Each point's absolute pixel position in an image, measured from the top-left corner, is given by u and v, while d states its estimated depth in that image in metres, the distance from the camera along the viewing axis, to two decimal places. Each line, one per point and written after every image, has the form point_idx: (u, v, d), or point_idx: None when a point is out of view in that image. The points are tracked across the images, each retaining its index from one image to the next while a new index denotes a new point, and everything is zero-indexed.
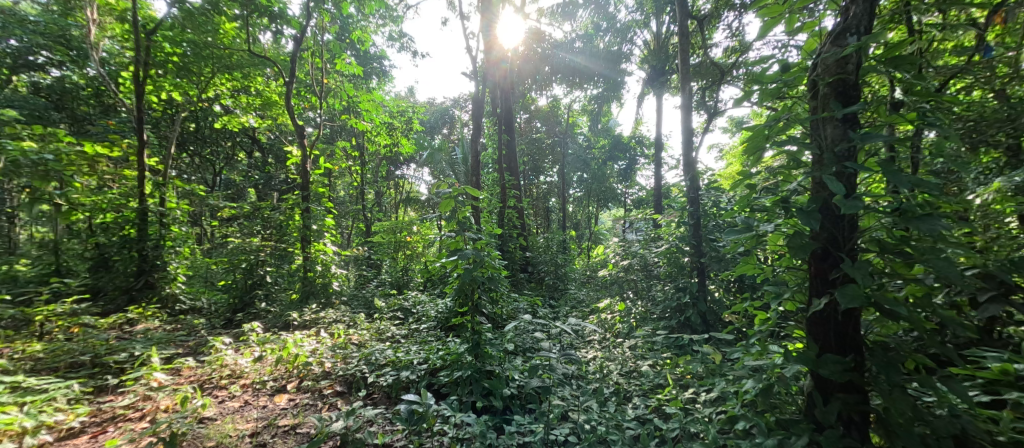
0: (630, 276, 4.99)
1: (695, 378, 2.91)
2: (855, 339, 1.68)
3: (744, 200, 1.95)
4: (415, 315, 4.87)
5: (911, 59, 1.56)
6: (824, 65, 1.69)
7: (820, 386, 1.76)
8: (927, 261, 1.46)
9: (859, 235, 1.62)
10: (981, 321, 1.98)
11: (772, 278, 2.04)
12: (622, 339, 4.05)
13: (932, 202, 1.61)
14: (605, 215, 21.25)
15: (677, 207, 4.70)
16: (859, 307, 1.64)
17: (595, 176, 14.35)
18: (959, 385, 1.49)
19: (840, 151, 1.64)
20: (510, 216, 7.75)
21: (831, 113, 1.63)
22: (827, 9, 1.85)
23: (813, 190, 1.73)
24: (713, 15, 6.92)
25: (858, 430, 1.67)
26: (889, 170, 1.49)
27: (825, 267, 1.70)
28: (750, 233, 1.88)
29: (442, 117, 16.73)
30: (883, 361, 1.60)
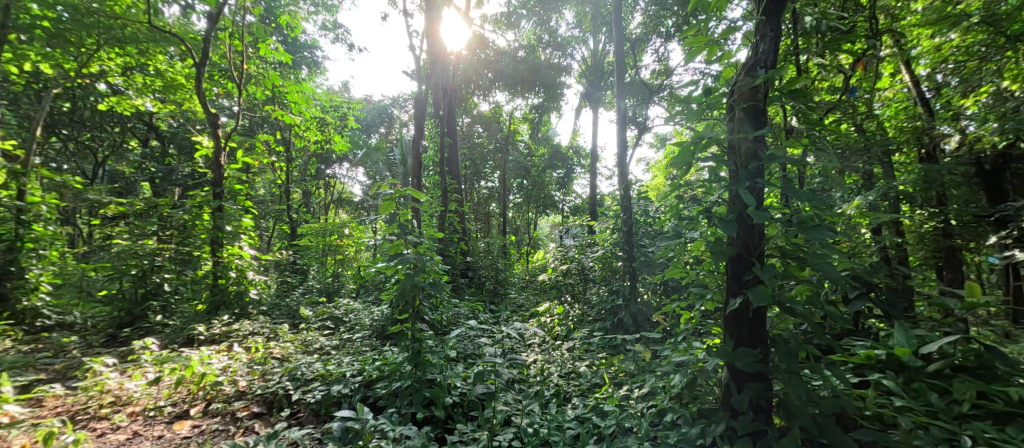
0: (568, 280, 5.19)
1: (627, 376, 3.11)
2: (762, 333, 1.91)
3: (673, 209, 2.14)
4: (347, 324, 4.66)
5: (804, 94, 1.85)
6: (739, 92, 1.92)
7: (735, 377, 1.98)
8: (817, 265, 1.72)
9: (766, 242, 1.85)
10: (853, 315, 2.38)
11: (695, 280, 2.25)
12: (560, 342, 4.20)
13: (820, 215, 1.89)
14: (544, 221, 21.79)
15: (611, 215, 4.99)
16: (765, 305, 1.87)
17: (535, 184, 14.09)
18: (841, 370, 1.77)
19: (752, 168, 1.86)
20: (449, 221, 7.69)
21: (745, 134, 1.85)
22: (739, 44, 2.12)
23: (730, 202, 1.95)
24: (644, 38, 7.49)
25: (765, 415, 1.90)
26: (791, 186, 1.73)
27: (739, 270, 1.92)
28: (678, 239, 2.06)
29: (380, 115, 16.20)
30: (785, 352, 1.84)
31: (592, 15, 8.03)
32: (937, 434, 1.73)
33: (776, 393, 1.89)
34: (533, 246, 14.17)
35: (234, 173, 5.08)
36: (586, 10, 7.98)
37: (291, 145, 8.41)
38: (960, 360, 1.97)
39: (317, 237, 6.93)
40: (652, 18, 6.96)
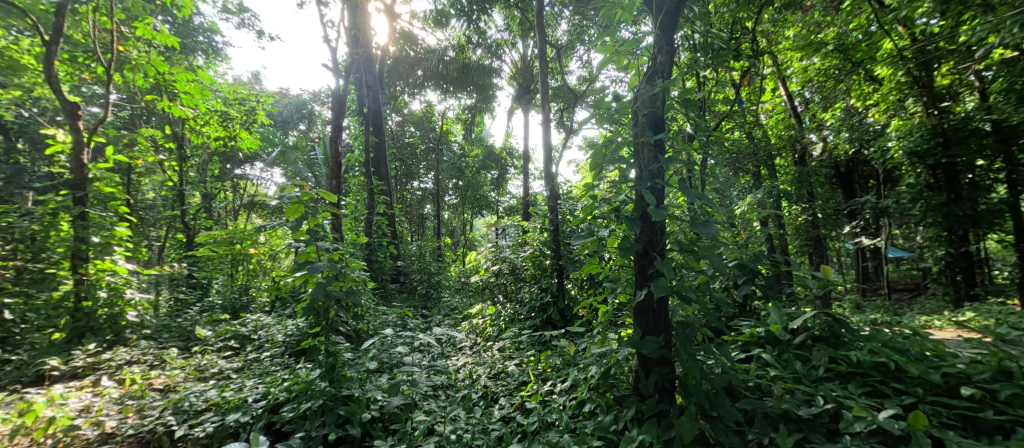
0: (501, 280, 5.26)
1: (553, 371, 3.21)
2: (664, 321, 2.09)
3: (588, 208, 2.27)
4: (255, 342, 4.28)
5: (694, 102, 2.07)
6: (641, 99, 2.09)
7: (643, 363, 2.15)
8: (708, 257, 1.93)
9: (666, 238, 2.02)
10: (741, 299, 2.72)
11: (608, 275, 2.40)
12: (491, 342, 4.23)
13: (713, 212, 2.12)
14: (480, 222, 21.78)
15: (540, 215, 5.15)
16: (666, 295, 2.05)
17: (470, 184, 14.13)
18: (728, 350, 2.00)
19: (652, 170, 2.04)
20: (378, 224, 7.36)
21: (646, 138, 2.02)
22: (644, 55, 2.31)
23: (635, 201, 2.11)
24: (569, 46, 7.82)
25: (668, 396, 2.09)
26: (684, 186, 1.91)
27: (645, 264, 2.08)
28: (591, 237, 2.20)
29: (298, 110, 15.05)
30: (683, 337, 2.04)
31: (520, 19, 8.28)
32: (801, 396, 2.06)
33: (677, 375, 2.08)
34: (468, 248, 14.07)
35: (102, 174, 4.29)
36: (514, 15, 8.18)
37: (187, 142, 7.42)
38: (818, 331, 2.45)
39: (222, 245, 6.12)
40: (576, 27, 7.44)
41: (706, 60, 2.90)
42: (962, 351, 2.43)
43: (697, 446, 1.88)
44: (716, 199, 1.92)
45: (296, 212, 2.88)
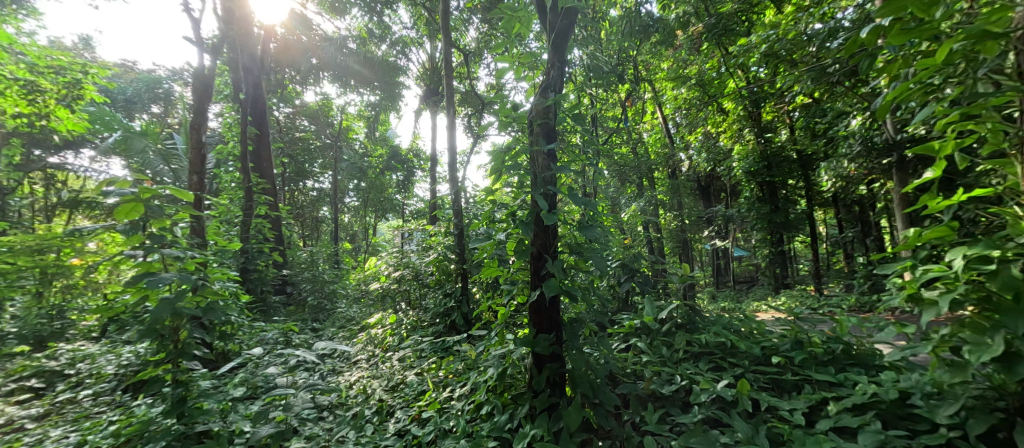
0: (404, 286, 5.15)
1: (453, 376, 3.26)
2: (555, 319, 2.30)
3: (487, 213, 2.39)
4: (75, 378, 3.53)
5: (582, 116, 2.31)
6: (536, 110, 2.30)
7: (537, 361, 2.33)
8: (592, 257, 2.17)
9: (557, 241, 2.23)
10: (622, 297, 3.09)
11: (506, 278, 2.56)
12: (390, 352, 4.15)
13: (598, 217, 2.39)
14: (385, 225, 20.93)
15: (446, 220, 5.21)
16: (558, 294, 2.26)
17: (374, 184, 14.03)
18: (609, 342, 2.26)
19: (545, 177, 2.23)
20: (259, 227, 6.47)
21: (540, 147, 2.20)
22: (541, 70, 2.53)
23: (530, 206, 2.29)
24: (477, 52, 8.02)
25: (558, 390, 2.29)
26: (571, 193, 2.13)
27: (538, 265, 2.27)
28: (490, 240, 2.31)
29: (151, 90, 12.76)
30: (570, 333, 2.26)
31: (427, 18, 8.26)
32: (665, 377, 2.45)
33: (566, 370, 2.29)
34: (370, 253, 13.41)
35: None
36: (422, 13, 8.12)
37: None
38: (680, 319, 2.93)
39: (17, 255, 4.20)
40: (483, 35, 7.64)
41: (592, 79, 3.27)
42: (776, 329, 3.11)
43: (581, 434, 2.09)
44: (598, 206, 2.17)
45: (128, 212, 2.26)
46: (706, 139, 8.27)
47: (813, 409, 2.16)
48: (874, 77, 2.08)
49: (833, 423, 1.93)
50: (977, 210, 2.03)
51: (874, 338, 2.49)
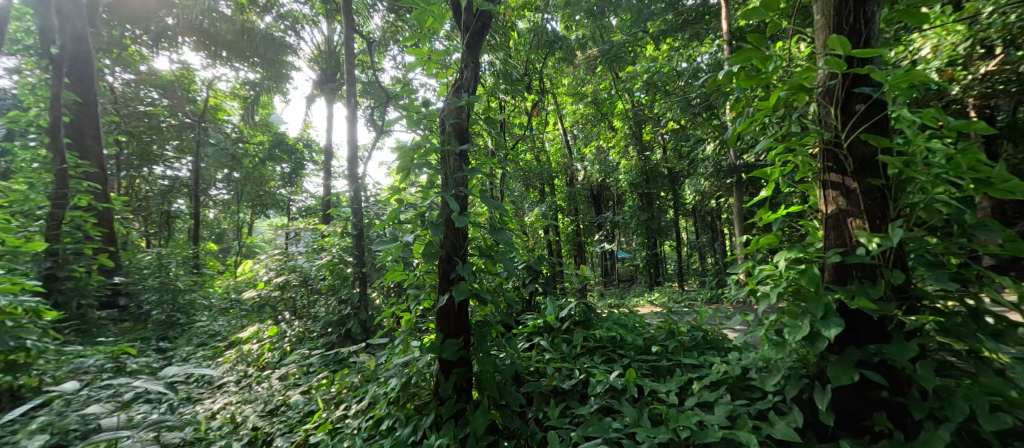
0: (288, 293, 4.80)
1: (349, 391, 3.12)
2: (463, 324, 2.43)
3: (394, 214, 2.39)
4: None
5: (492, 122, 2.47)
6: (449, 110, 2.40)
7: (444, 367, 2.43)
8: (502, 260, 2.34)
9: (467, 244, 2.36)
10: (526, 298, 3.39)
11: (412, 282, 2.59)
12: (269, 371, 3.87)
13: (505, 221, 2.56)
14: (259, 222, 18.68)
15: (341, 218, 4.98)
16: (466, 299, 2.39)
17: (249, 176, 11.93)
18: (513, 343, 2.45)
19: (457, 178, 2.34)
20: (76, 222, 4.69)
21: (452, 147, 2.31)
22: (453, 70, 2.65)
23: (440, 208, 2.38)
24: (382, 42, 7.80)
25: (464, 394, 2.42)
26: (481, 195, 2.25)
27: (448, 268, 2.37)
28: (397, 242, 2.32)
29: None
30: (479, 337, 2.40)
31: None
32: (565, 373, 2.70)
33: (472, 373, 2.43)
34: (243, 255, 11.91)
35: None
36: None
37: None
38: (576, 316, 3.29)
39: None
40: (390, 24, 7.30)
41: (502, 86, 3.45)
42: (653, 321, 3.63)
43: (487, 436, 2.22)
44: (506, 209, 2.33)
45: None
46: (599, 152, 9.94)
47: (681, 389, 2.55)
48: (728, 110, 2.58)
49: (697, 401, 2.33)
50: (792, 222, 2.63)
51: (725, 326, 3.05)
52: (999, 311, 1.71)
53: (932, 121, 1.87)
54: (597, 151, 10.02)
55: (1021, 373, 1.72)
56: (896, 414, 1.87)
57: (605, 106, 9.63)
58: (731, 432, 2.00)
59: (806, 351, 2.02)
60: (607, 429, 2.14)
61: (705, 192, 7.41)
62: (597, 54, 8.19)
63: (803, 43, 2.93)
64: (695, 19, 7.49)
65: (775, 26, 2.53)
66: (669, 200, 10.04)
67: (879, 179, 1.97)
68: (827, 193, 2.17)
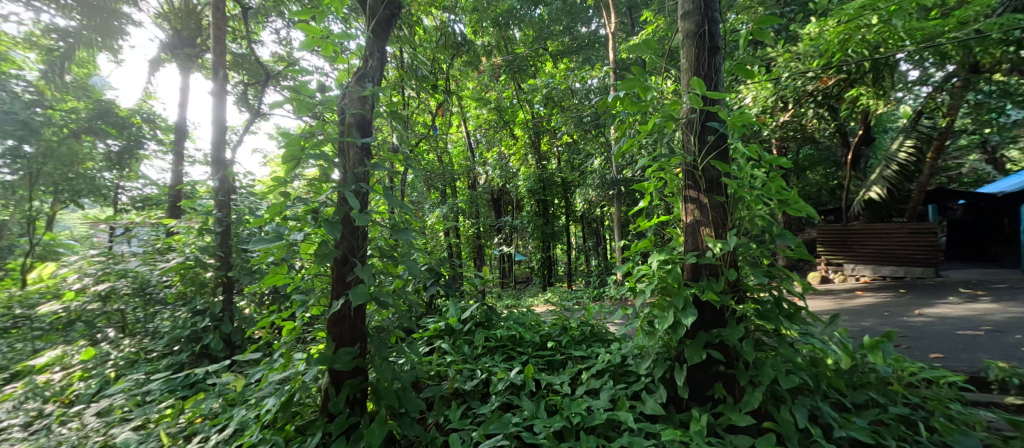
0: (114, 306, 3.49)
1: (204, 421, 2.47)
2: (359, 331, 2.40)
3: (280, 208, 2.18)
4: None
5: (401, 118, 2.46)
6: (350, 99, 2.31)
7: (335, 379, 2.36)
8: (403, 262, 2.32)
9: (365, 246, 2.35)
10: (426, 301, 3.50)
11: (299, 287, 2.46)
12: (75, 406, 2.84)
13: (409, 220, 2.54)
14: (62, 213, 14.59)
15: (200, 212, 3.92)
16: (363, 304, 2.37)
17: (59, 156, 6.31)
18: (414, 347, 2.40)
19: (358, 172, 2.28)
20: None
21: (353, 139, 2.23)
22: (356, 58, 2.56)
23: (338, 204, 2.30)
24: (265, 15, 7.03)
25: (357, 406, 2.38)
26: (384, 193, 2.20)
27: (344, 271, 2.33)
28: (282, 241, 2.14)
29: None
30: (377, 343, 2.28)
31: None
32: (466, 374, 2.84)
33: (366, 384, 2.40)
34: None
35: None
36: None
37: None
38: (478, 318, 3.45)
39: None
40: None
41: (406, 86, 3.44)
42: (547, 320, 3.98)
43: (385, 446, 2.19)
44: (411, 208, 2.32)
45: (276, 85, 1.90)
46: (501, 158, 10.27)
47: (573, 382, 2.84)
48: (615, 131, 2.95)
49: (585, 389, 2.63)
50: (660, 231, 3.11)
51: (608, 321, 3.49)
52: (791, 298, 2.28)
53: (756, 153, 2.42)
54: (499, 157, 10.31)
55: (805, 343, 2.32)
56: (728, 382, 2.37)
57: (508, 114, 10.05)
58: (612, 414, 2.31)
59: (668, 338, 2.43)
60: (507, 424, 2.29)
61: (592, 201, 8.01)
62: (500, 63, 8.76)
63: (674, 80, 3.49)
64: (587, 44, 9.80)
65: (654, 62, 2.97)
66: (562, 208, 10.97)
67: (720, 196, 2.47)
68: (687, 207, 2.64)
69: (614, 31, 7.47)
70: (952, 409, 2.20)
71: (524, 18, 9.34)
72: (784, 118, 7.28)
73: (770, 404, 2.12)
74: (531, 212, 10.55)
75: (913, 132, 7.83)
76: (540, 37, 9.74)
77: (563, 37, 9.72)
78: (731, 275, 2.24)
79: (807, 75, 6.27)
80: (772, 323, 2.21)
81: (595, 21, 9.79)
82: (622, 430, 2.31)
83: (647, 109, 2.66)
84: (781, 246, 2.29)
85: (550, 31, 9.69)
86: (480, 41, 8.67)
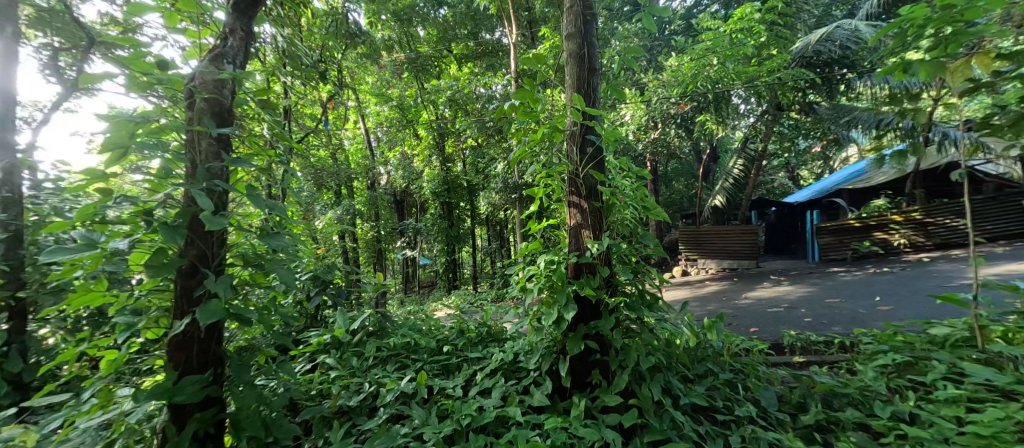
0: None
1: None
2: (215, 353, 1.86)
3: (90, 208, 1.48)
4: None
5: (271, 106, 1.97)
6: (201, 80, 1.74)
7: (178, 415, 1.81)
8: (276, 271, 1.79)
9: (225, 252, 1.79)
10: (312, 312, 3.34)
11: (126, 306, 1.78)
12: None
13: (285, 223, 2.06)
14: None
15: None
16: (219, 322, 1.84)
17: None
18: (290, 366, 2.00)
19: (212, 167, 1.73)
20: None
21: (205, 127, 1.65)
22: (213, 31, 2.04)
23: (183, 204, 1.69)
24: None
25: (212, 442, 1.89)
26: (250, 193, 1.70)
27: (191, 284, 1.74)
28: (94, 251, 1.46)
29: None
30: (238, 365, 1.81)
31: None
32: (353, 389, 2.70)
33: (224, 416, 1.90)
34: None
35: None
36: None
37: None
38: (371, 327, 3.33)
39: None
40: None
41: (292, 70, 3.18)
42: (446, 323, 4.02)
43: None
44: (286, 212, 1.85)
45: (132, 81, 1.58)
46: (404, 158, 9.97)
47: (466, 383, 2.91)
48: (510, 137, 3.08)
49: (478, 390, 2.71)
50: (548, 233, 3.35)
51: (503, 322, 3.65)
52: (653, 290, 2.64)
53: (626, 166, 2.79)
54: (401, 157, 10.09)
55: (661, 328, 2.72)
56: (602, 369, 2.66)
57: (411, 113, 10.11)
58: (502, 411, 2.43)
59: (554, 333, 2.64)
60: (394, 437, 2.23)
61: (496, 204, 8.55)
62: (402, 59, 8.90)
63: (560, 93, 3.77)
64: (492, 51, 9.71)
65: (541, 76, 3.18)
66: (467, 211, 11.48)
67: (597, 202, 2.76)
68: (570, 211, 2.89)
69: (517, 42, 7.66)
70: (760, 372, 2.79)
71: (427, 17, 9.03)
72: (654, 134, 8.41)
73: (634, 384, 2.43)
74: (436, 215, 10.94)
75: (744, 153, 10.02)
76: (443, 38, 9.63)
77: (467, 42, 9.50)
78: (605, 272, 2.52)
79: (669, 100, 7.46)
80: (637, 313, 2.54)
81: (499, 29, 9.69)
82: (510, 425, 2.43)
83: (538, 118, 2.83)
84: (644, 245, 2.66)
85: (454, 33, 9.54)
86: (378, 35, 8.35)
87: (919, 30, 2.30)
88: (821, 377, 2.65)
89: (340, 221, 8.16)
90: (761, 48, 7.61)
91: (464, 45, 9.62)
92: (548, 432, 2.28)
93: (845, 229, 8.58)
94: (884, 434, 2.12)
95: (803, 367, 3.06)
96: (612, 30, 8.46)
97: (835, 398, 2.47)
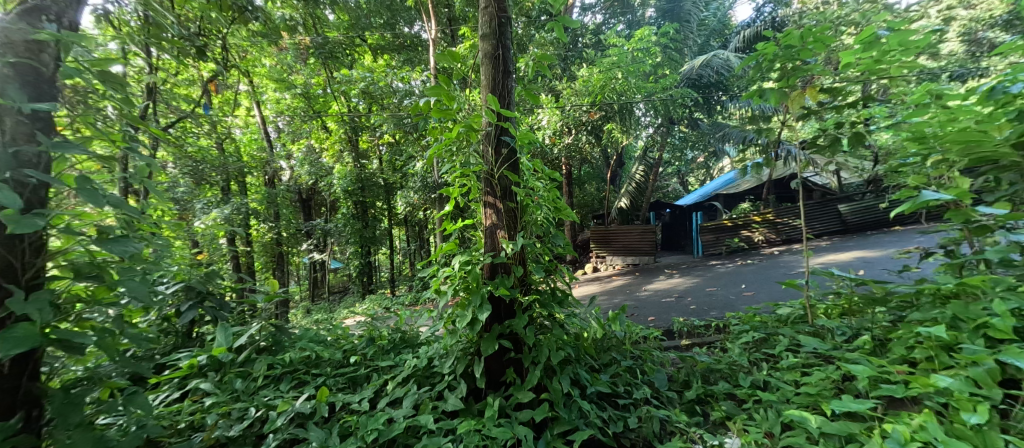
0: None
1: None
2: (28, 389, 1.59)
3: None
4: None
5: (120, 81, 1.66)
6: (7, 40, 1.51)
7: None
8: (122, 283, 1.57)
9: (41, 262, 1.54)
10: (182, 329, 2.99)
11: None
12: None
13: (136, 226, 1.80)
14: None
15: None
16: (32, 351, 1.58)
17: None
18: (141, 397, 1.77)
19: (23, 158, 1.47)
20: None
21: (11, 100, 1.41)
22: None
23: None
24: None
25: None
26: (80, 186, 1.47)
27: None
28: None
29: None
30: (63, 405, 1.56)
31: None
32: (235, 416, 2.45)
33: None
34: None
35: None
36: None
37: None
38: (262, 342, 3.06)
39: None
40: None
41: (161, 42, 2.76)
42: (356, 331, 3.87)
43: None
44: (137, 210, 1.63)
45: None
46: (310, 150, 9.91)
47: (374, 395, 2.83)
48: (426, 135, 3.02)
49: (387, 401, 2.65)
50: (463, 234, 3.37)
51: (417, 326, 3.62)
52: (563, 287, 2.82)
53: (539, 168, 2.94)
54: (307, 149, 9.90)
55: (571, 323, 2.92)
56: (514, 369, 2.75)
57: (317, 102, 9.88)
58: (413, 420, 2.41)
59: (469, 335, 2.68)
60: None
61: (413, 204, 8.49)
62: (307, 42, 8.04)
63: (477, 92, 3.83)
64: (409, 45, 9.58)
65: (457, 74, 3.19)
66: (383, 211, 11.55)
67: (512, 202, 2.85)
68: (486, 211, 2.95)
69: (437, 38, 7.55)
70: (654, 356, 3.15)
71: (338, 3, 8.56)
72: (568, 140, 8.84)
73: (545, 378, 2.58)
74: (347, 214, 10.62)
75: (644, 160, 10.99)
76: (355, 25, 9.12)
77: (383, 33, 9.25)
78: (518, 272, 2.62)
79: (581, 108, 7.86)
80: (548, 309, 2.70)
81: (418, 23, 9.60)
82: (422, 434, 2.43)
83: (453, 117, 2.82)
84: (556, 245, 2.84)
85: (368, 21, 9.12)
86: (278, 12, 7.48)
87: (769, 63, 2.84)
88: (700, 356, 3.08)
89: (227, 222, 7.03)
90: (657, 67, 8.48)
91: (380, 35, 9.28)
92: (461, 436, 2.32)
93: (720, 227, 9.92)
94: (745, 400, 2.54)
95: (687, 349, 3.51)
96: (529, 37, 8.85)
97: (710, 374, 2.88)
